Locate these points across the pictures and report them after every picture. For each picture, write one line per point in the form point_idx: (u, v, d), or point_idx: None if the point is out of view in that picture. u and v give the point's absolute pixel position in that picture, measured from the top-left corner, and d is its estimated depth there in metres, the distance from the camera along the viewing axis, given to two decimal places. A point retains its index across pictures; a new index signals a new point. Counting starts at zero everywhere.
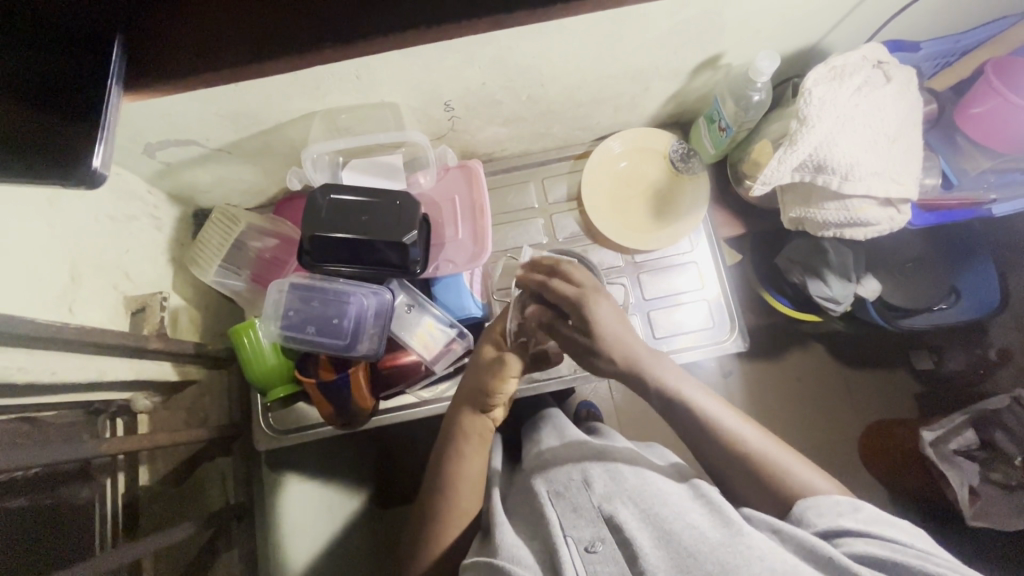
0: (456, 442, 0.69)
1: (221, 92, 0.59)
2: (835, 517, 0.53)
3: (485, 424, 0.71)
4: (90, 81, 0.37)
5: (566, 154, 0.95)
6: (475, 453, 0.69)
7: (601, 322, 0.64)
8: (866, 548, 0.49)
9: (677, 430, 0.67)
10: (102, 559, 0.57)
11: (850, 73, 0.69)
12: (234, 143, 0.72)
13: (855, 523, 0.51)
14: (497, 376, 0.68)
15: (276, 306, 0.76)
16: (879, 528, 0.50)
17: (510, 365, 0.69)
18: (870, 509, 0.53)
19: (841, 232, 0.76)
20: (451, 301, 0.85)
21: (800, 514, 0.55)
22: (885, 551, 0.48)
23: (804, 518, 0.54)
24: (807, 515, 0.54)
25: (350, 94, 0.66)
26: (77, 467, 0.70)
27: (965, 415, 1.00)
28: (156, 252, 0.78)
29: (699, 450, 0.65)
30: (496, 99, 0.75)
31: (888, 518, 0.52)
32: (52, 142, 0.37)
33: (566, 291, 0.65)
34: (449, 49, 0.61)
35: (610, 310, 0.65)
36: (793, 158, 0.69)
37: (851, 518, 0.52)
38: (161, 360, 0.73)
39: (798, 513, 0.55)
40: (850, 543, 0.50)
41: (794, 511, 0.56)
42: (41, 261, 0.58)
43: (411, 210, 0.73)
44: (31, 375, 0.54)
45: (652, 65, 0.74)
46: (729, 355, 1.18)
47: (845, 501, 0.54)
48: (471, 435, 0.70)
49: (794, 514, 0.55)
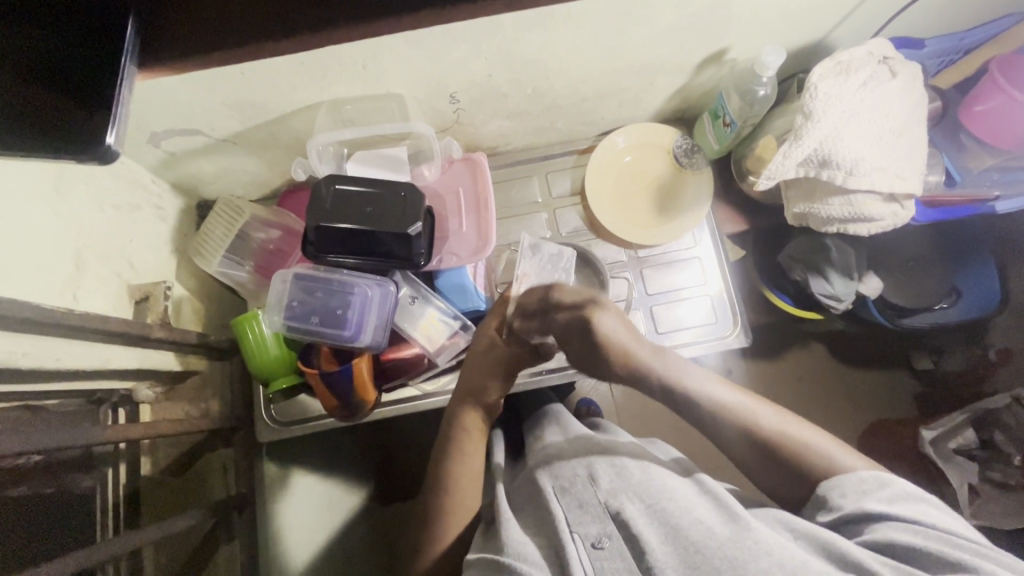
0: (459, 442, 0.69)
1: (227, 80, 0.59)
2: (859, 498, 0.53)
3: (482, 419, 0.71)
4: (103, 59, 0.37)
5: (571, 148, 0.95)
6: (477, 452, 0.69)
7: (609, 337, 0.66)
8: (887, 533, 0.49)
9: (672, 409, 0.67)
10: (106, 547, 0.57)
11: (856, 68, 0.69)
12: (239, 133, 0.72)
13: (879, 504, 0.51)
14: (495, 389, 0.66)
15: (280, 296, 0.76)
16: (903, 508, 0.51)
17: None
18: (896, 484, 0.53)
19: (846, 228, 0.76)
20: (455, 293, 0.85)
21: (823, 496, 0.55)
22: (907, 535, 0.48)
23: (828, 500, 0.55)
24: (832, 496, 0.55)
25: (357, 85, 0.66)
26: (79, 455, 0.69)
27: (964, 415, 1.01)
28: (159, 243, 0.77)
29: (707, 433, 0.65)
30: (501, 92, 0.75)
31: (915, 495, 0.52)
32: (69, 124, 0.37)
33: (571, 297, 0.70)
34: (456, 39, 0.61)
35: (616, 324, 0.67)
36: (798, 153, 0.69)
37: (875, 497, 0.52)
38: (163, 350, 0.73)
39: (822, 494, 0.55)
40: (872, 530, 0.50)
41: (819, 492, 0.56)
42: (45, 247, 0.58)
43: (415, 200, 0.73)
44: (36, 361, 0.54)
45: (657, 59, 0.74)
46: (731, 353, 1.18)
47: (871, 478, 0.54)
48: (472, 431, 0.70)
49: (817, 497, 0.56)
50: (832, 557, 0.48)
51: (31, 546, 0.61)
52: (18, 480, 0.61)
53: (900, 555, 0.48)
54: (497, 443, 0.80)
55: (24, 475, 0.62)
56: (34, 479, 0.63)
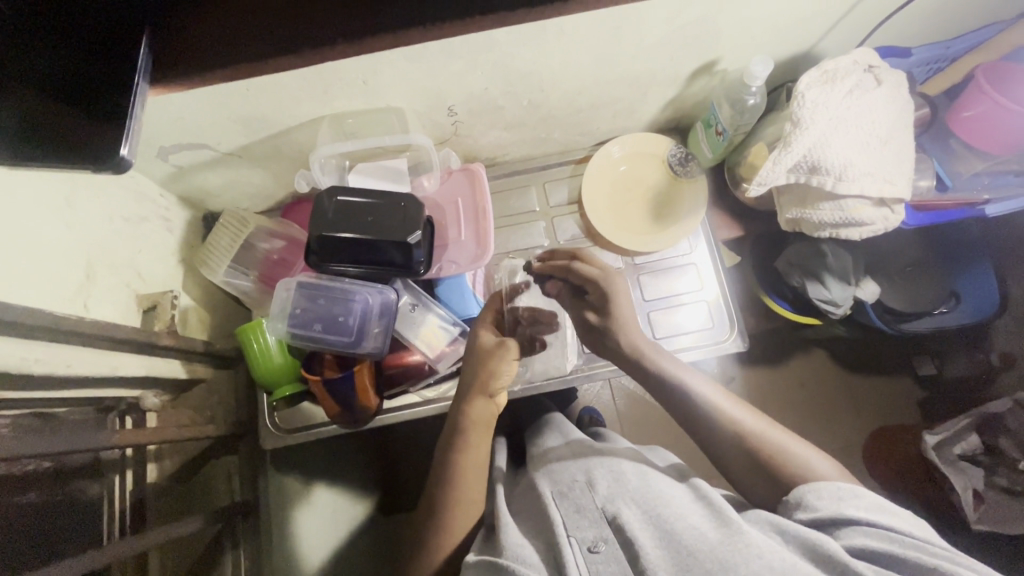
0: (466, 436, 0.68)
1: (233, 96, 0.62)
2: (836, 503, 0.53)
3: (489, 411, 0.70)
4: (117, 76, 0.38)
5: (567, 158, 0.97)
6: (481, 443, 0.69)
7: (620, 303, 0.67)
8: (865, 540, 0.49)
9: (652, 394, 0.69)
10: (112, 551, 0.58)
11: (842, 76, 0.71)
12: (244, 147, 0.74)
13: (856, 510, 0.51)
14: (505, 360, 0.70)
15: (283, 304, 0.78)
16: (880, 516, 0.51)
17: (511, 348, 0.71)
18: (869, 495, 0.53)
19: (837, 232, 0.77)
20: (455, 302, 0.87)
21: (799, 499, 0.55)
22: (884, 543, 0.49)
23: (804, 500, 0.55)
24: (807, 498, 0.54)
25: (357, 100, 0.68)
26: (88, 461, 0.70)
27: (969, 418, 0.99)
28: (167, 254, 0.80)
29: (691, 427, 0.66)
30: (498, 104, 0.78)
31: (888, 505, 0.52)
32: (81, 139, 0.39)
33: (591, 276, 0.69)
34: (453, 55, 0.63)
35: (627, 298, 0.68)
36: (787, 159, 0.71)
37: (852, 504, 0.52)
38: (169, 359, 0.75)
39: (798, 496, 0.56)
40: (850, 535, 0.50)
41: (793, 496, 0.56)
42: (57, 258, 0.60)
43: (415, 210, 0.75)
44: (49, 367, 0.56)
45: (650, 69, 0.76)
46: (730, 360, 1.19)
47: (846, 486, 0.54)
48: (479, 423, 0.69)
49: (792, 500, 0.56)
50: (819, 560, 0.48)
51: (39, 551, 0.62)
52: (27, 486, 0.62)
53: (880, 560, 0.48)
54: (498, 451, 0.82)
55: (34, 481, 0.63)
56: (42, 484, 0.64)
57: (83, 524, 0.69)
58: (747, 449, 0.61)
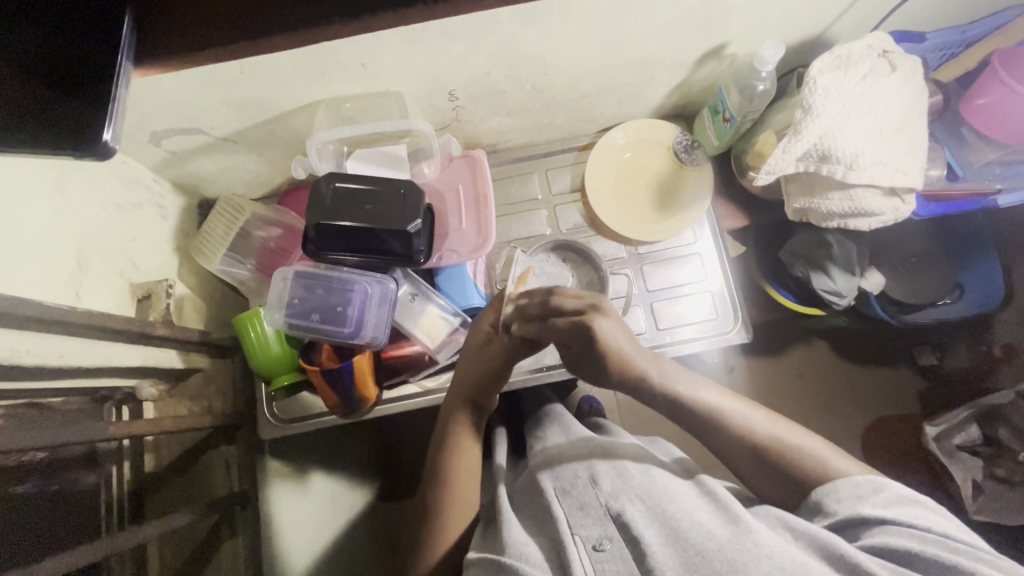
0: (457, 432, 0.70)
1: (226, 78, 0.60)
2: (855, 504, 0.53)
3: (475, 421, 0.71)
4: (99, 56, 0.37)
5: (571, 145, 0.95)
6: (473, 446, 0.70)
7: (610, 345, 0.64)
8: (886, 537, 0.48)
9: (647, 403, 0.67)
10: (109, 540, 0.57)
11: (855, 61, 0.69)
12: (239, 132, 0.72)
13: (874, 508, 0.51)
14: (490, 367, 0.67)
15: (280, 294, 0.77)
16: (899, 512, 0.50)
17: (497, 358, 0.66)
18: (889, 489, 0.53)
19: (846, 222, 0.75)
20: (455, 291, 0.85)
21: (819, 501, 0.55)
22: (904, 539, 0.48)
23: (823, 505, 0.55)
24: (826, 501, 0.55)
25: (356, 84, 0.66)
26: (84, 451, 0.70)
27: (968, 411, 1.00)
28: (161, 241, 0.78)
29: (689, 426, 0.65)
30: (500, 89, 0.75)
31: (910, 499, 0.51)
32: (68, 125, 0.37)
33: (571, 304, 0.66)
34: (455, 37, 0.61)
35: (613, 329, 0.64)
36: (797, 147, 0.69)
37: (870, 502, 0.52)
38: (165, 348, 0.73)
39: (818, 498, 0.56)
40: (870, 535, 0.50)
41: (813, 498, 0.56)
42: (47, 246, 0.58)
43: (415, 197, 0.73)
44: (41, 356, 0.55)
45: (657, 54, 0.74)
46: (732, 350, 1.18)
47: (866, 482, 0.54)
48: (466, 433, 0.70)
49: (812, 503, 0.56)
50: (833, 562, 0.47)
51: (33, 543, 0.61)
52: (23, 477, 0.62)
53: (901, 558, 0.47)
54: (498, 442, 0.81)
55: (29, 472, 0.62)
56: (37, 475, 0.63)
57: (78, 515, 0.68)
58: (750, 444, 0.61)
